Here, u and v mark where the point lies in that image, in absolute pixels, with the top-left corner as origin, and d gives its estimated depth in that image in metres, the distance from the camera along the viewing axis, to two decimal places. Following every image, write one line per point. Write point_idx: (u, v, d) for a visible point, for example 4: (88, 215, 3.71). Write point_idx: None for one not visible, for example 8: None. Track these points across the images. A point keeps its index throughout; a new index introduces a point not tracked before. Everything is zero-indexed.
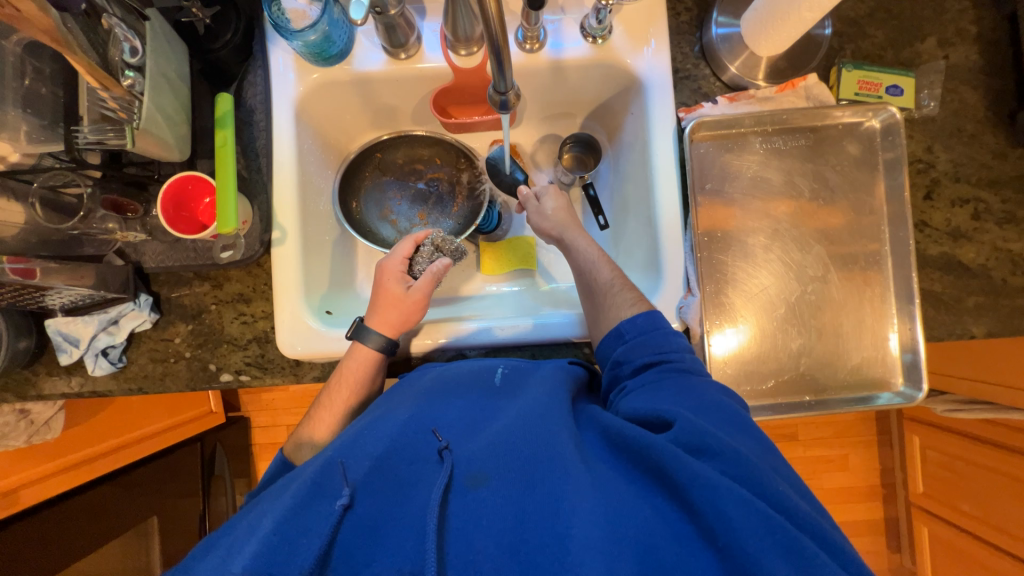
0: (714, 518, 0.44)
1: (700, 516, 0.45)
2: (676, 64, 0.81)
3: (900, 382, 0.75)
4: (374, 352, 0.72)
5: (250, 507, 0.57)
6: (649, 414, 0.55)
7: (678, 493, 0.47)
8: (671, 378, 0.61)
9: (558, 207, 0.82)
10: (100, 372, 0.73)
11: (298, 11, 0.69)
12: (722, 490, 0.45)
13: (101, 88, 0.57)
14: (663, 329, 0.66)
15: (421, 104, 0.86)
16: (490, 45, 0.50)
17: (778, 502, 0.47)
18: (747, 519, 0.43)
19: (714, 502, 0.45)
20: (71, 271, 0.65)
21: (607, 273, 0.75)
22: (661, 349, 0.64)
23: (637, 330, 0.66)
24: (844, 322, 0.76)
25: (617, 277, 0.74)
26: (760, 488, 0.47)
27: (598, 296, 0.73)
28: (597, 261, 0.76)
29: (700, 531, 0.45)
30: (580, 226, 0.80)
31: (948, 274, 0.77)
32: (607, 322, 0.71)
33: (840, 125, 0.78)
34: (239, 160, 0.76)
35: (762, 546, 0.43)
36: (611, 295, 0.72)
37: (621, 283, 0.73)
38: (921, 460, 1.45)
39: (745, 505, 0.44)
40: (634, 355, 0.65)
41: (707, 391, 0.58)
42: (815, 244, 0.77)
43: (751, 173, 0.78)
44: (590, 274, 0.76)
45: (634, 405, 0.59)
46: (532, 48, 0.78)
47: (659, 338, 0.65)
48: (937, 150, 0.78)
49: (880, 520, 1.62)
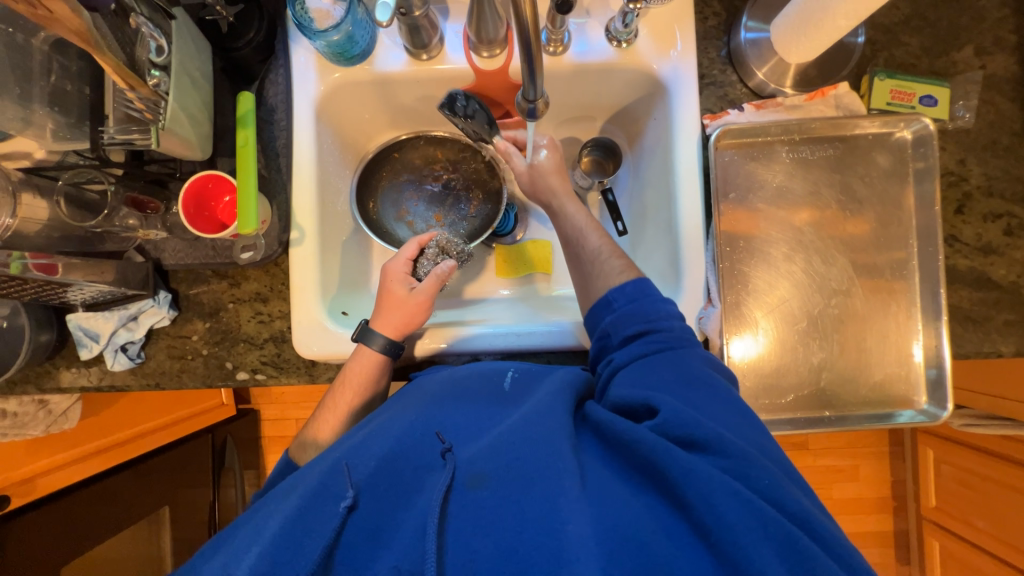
0: (706, 513, 0.44)
1: (693, 511, 0.44)
2: (701, 69, 0.79)
3: (923, 400, 0.73)
4: (387, 353, 0.71)
5: (254, 509, 0.57)
6: (641, 395, 0.54)
7: (670, 491, 0.47)
8: (658, 352, 0.59)
9: (553, 172, 0.78)
10: (119, 367, 0.74)
11: (323, 10, 0.68)
12: (714, 483, 0.45)
13: (127, 88, 0.57)
14: (653, 295, 0.64)
15: (441, 105, 0.85)
16: (522, 50, 0.49)
17: (771, 492, 0.46)
18: (737, 513, 0.43)
19: (707, 500, 0.44)
20: (92, 268, 0.65)
21: (595, 240, 0.73)
22: (650, 318, 0.62)
23: (625, 298, 0.64)
24: (867, 336, 0.74)
25: (605, 243, 0.72)
26: (755, 479, 0.46)
27: (585, 264, 0.72)
28: (585, 229, 0.74)
29: (692, 526, 0.45)
30: (570, 191, 0.78)
31: (977, 291, 0.75)
32: (595, 291, 0.69)
33: (870, 136, 0.76)
34: (259, 159, 0.76)
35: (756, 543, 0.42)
36: (599, 262, 0.71)
37: (609, 250, 0.71)
38: (934, 473, 1.43)
39: (737, 501, 0.44)
40: (621, 326, 0.63)
41: (698, 370, 0.57)
42: (839, 256, 0.76)
43: (776, 183, 0.77)
44: (577, 243, 0.74)
45: (625, 383, 0.57)
46: (556, 51, 0.76)
47: (647, 305, 0.63)
48: (970, 163, 0.76)
49: (889, 532, 1.60)
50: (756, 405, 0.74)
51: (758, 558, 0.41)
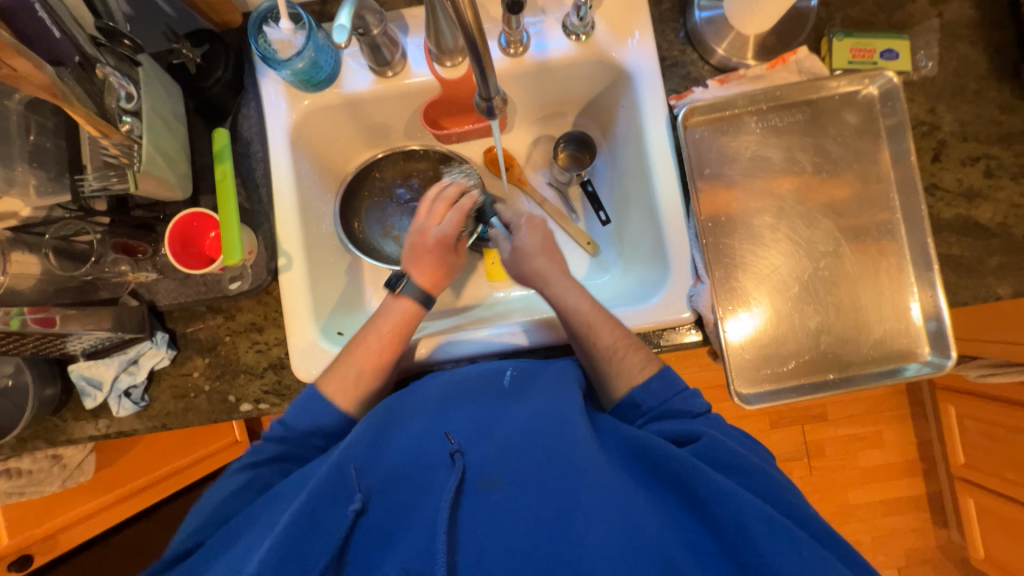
0: (736, 534, 0.45)
1: (721, 528, 0.46)
2: (662, 52, 0.80)
3: (927, 351, 0.73)
4: (417, 305, 0.74)
5: (254, 512, 0.56)
6: (674, 435, 0.57)
7: (698, 505, 0.48)
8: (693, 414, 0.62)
9: (540, 254, 0.76)
10: (125, 413, 0.75)
11: (284, 40, 0.67)
12: (747, 506, 0.46)
13: (101, 136, 0.58)
14: (681, 392, 0.64)
15: (413, 119, 0.87)
16: (468, 49, 0.49)
17: (796, 517, 0.49)
18: (769, 537, 0.44)
19: (735, 518, 0.46)
20: (89, 316, 0.68)
21: (607, 335, 0.67)
22: (688, 413, 0.63)
23: (654, 400, 0.64)
24: (861, 295, 0.74)
25: (618, 338, 0.67)
26: (782, 505, 0.49)
27: (597, 359, 0.67)
28: (594, 323, 0.68)
29: (721, 546, 0.46)
30: (560, 268, 0.75)
31: (966, 236, 0.74)
32: (613, 385, 0.67)
33: (837, 96, 0.76)
34: (240, 192, 0.77)
35: (786, 564, 0.43)
36: (615, 360, 0.66)
37: (625, 345, 0.67)
38: (960, 429, 1.40)
39: (768, 524, 0.45)
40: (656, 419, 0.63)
41: (730, 427, 0.59)
42: (823, 219, 0.76)
43: (750, 154, 0.77)
44: (588, 338, 0.68)
45: (658, 428, 0.60)
46: (516, 53, 0.78)
47: (678, 403, 0.64)
48: (940, 111, 0.76)
49: (922, 494, 1.56)
50: (759, 376, 0.73)
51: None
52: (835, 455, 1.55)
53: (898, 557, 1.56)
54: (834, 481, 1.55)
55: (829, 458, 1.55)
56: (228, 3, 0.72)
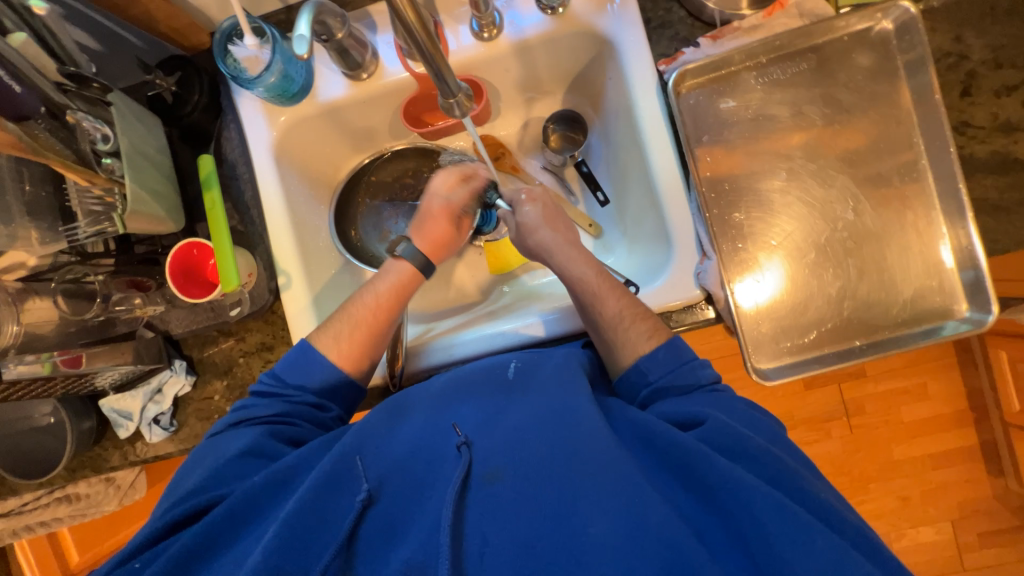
0: (746, 522, 0.44)
1: (732, 518, 0.44)
2: (646, 14, 0.74)
3: (965, 307, 0.67)
4: (417, 270, 0.73)
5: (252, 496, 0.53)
6: (678, 416, 0.54)
7: (706, 492, 0.47)
8: (698, 391, 0.58)
9: (542, 225, 0.73)
10: (156, 438, 0.77)
11: (251, 57, 0.67)
12: (754, 493, 0.44)
13: (85, 182, 0.61)
14: (689, 360, 0.60)
15: (396, 118, 0.85)
16: (419, 52, 0.48)
17: (810, 505, 0.46)
18: (779, 522, 0.42)
19: (744, 505, 0.44)
20: (112, 352, 0.71)
21: (613, 303, 0.65)
22: (688, 386, 0.59)
23: (659, 369, 0.60)
24: (887, 252, 0.69)
25: (624, 306, 0.65)
26: (794, 492, 0.47)
27: (605, 331, 0.65)
28: (600, 292, 0.66)
29: (730, 533, 0.44)
30: (564, 237, 0.72)
31: (1004, 176, 0.67)
32: (619, 359, 0.63)
33: (844, 37, 0.70)
34: (233, 216, 0.77)
35: (796, 551, 0.41)
36: (620, 330, 0.64)
37: (630, 313, 0.64)
38: (1013, 375, 1.29)
39: (777, 510, 0.43)
40: (658, 394, 0.60)
41: (736, 404, 0.56)
42: (838, 174, 0.70)
43: (752, 113, 0.71)
44: (593, 307, 0.66)
45: (664, 408, 0.56)
46: (490, 36, 0.74)
47: (685, 372, 0.60)
48: (967, 38, 0.68)
49: (975, 446, 1.42)
50: (779, 349, 0.69)
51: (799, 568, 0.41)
52: (876, 412, 1.43)
53: (951, 510, 1.41)
54: (876, 439, 1.43)
55: (871, 416, 1.43)
56: (194, 27, 0.72)
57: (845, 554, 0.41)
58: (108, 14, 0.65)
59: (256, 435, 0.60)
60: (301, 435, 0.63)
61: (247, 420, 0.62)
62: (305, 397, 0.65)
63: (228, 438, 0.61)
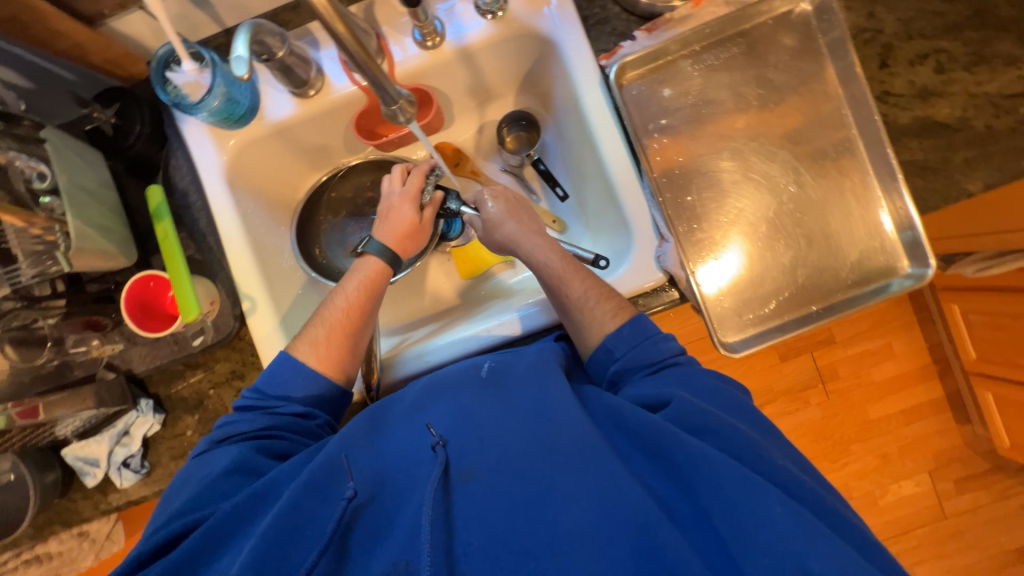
0: (711, 496, 0.45)
1: (700, 493, 0.46)
2: (583, 12, 0.76)
3: (906, 264, 0.71)
4: (384, 266, 0.72)
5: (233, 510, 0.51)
6: (647, 398, 0.56)
7: (675, 470, 0.48)
8: (666, 368, 0.60)
9: (507, 217, 0.74)
10: (128, 483, 0.74)
11: (191, 82, 0.66)
12: (719, 469, 0.46)
13: (24, 223, 0.59)
14: (653, 334, 0.62)
15: (349, 133, 0.85)
16: (351, 61, 0.48)
17: (774, 478, 0.48)
18: (742, 494, 0.44)
19: (709, 480, 0.46)
20: (72, 398, 0.68)
21: (577, 283, 0.67)
22: (653, 361, 0.61)
23: (624, 344, 0.62)
24: (831, 219, 0.72)
25: (588, 285, 0.67)
26: (757, 462, 0.48)
27: (571, 311, 0.66)
28: (565, 274, 0.68)
29: (697, 507, 0.46)
30: (527, 225, 0.73)
31: (927, 139, 0.71)
32: (587, 338, 0.65)
33: (770, 21, 0.74)
34: (189, 245, 0.76)
35: (758, 520, 0.43)
36: (585, 309, 0.65)
37: (595, 292, 0.66)
38: (965, 326, 1.37)
39: (738, 481, 0.45)
40: (627, 374, 0.61)
41: (702, 379, 0.57)
42: (779, 150, 0.74)
43: (693, 100, 0.75)
44: (559, 288, 0.68)
45: (635, 392, 0.58)
46: (434, 44, 0.75)
47: (649, 347, 0.61)
48: (880, 14, 0.73)
49: (942, 397, 1.50)
50: (743, 322, 0.72)
51: (762, 537, 0.42)
52: (848, 374, 1.49)
53: (926, 461, 1.48)
54: (850, 401, 1.49)
55: (843, 380, 1.49)
56: (129, 56, 0.70)
57: (805, 521, 0.43)
58: (30, 49, 0.64)
59: (242, 449, 0.59)
60: (288, 449, 0.62)
61: (230, 435, 0.61)
62: (290, 408, 0.63)
63: (209, 457, 0.60)
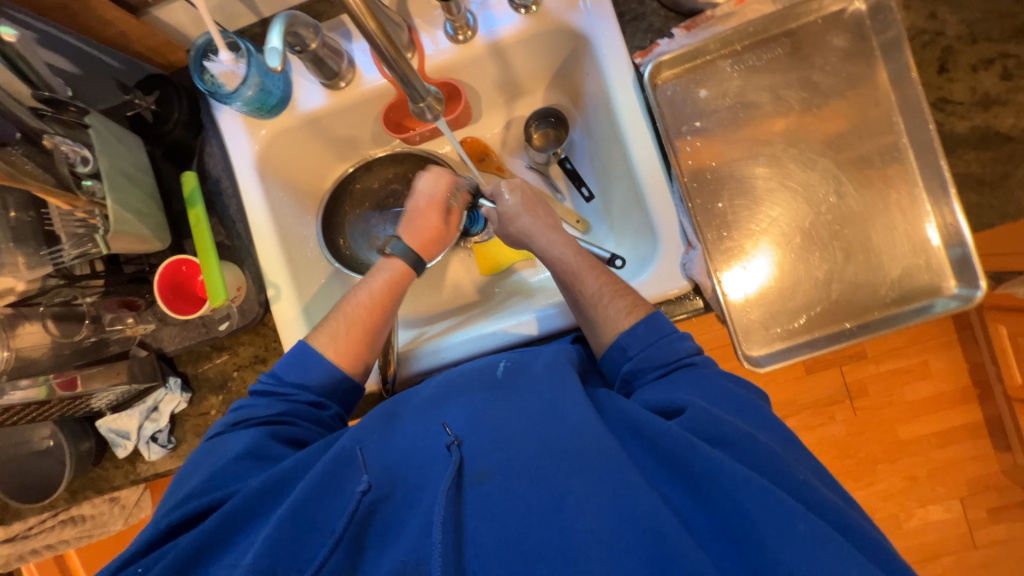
0: (732, 512, 0.44)
1: (720, 507, 0.44)
2: (619, 7, 0.74)
3: (952, 284, 0.67)
4: (407, 268, 0.73)
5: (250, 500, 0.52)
6: (663, 403, 0.54)
7: (694, 483, 0.47)
8: (680, 369, 0.58)
9: (522, 211, 0.73)
10: (155, 456, 0.77)
11: (227, 72, 0.67)
12: (742, 485, 0.44)
13: (67, 205, 0.62)
14: (669, 333, 0.60)
15: (377, 125, 0.85)
16: (379, 55, 0.48)
17: (798, 495, 0.46)
18: (765, 510, 0.42)
19: (729, 495, 0.44)
20: (107, 372, 0.71)
21: (592, 283, 0.66)
22: (669, 360, 0.59)
23: (639, 343, 0.60)
24: (873, 232, 0.68)
25: (605, 283, 0.66)
26: (778, 477, 0.46)
27: (585, 310, 0.66)
28: (578, 271, 0.68)
29: (717, 522, 0.44)
30: (546, 223, 0.72)
31: (986, 150, 0.66)
32: (601, 339, 0.64)
33: (819, 20, 0.70)
34: (219, 231, 0.78)
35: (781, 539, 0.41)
36: (600, 307, 0.64)
37: (611, 291, 0.65)
38: (1013, 349, 1.28)
39: (762, 500, 0.43)
40: (641, 373, 0.60)
41: (718, 382, 0.55)
42: (821, 157, 0.70)
43: (730, 102, 0.72)
44: (573, 285, 0.67)
45: (650, 396, 0.56)
46: (465, 38, 0.74)
47: (664, 346, 0.60)
48: (942, 14, 0.68)
49: (981, 422, 1.41)
50: (770, 335, 0.69)
51: (787, 557, 0.40)
52: (880, 392, 1.42)
53: (959, 488, 1.41)
54: (880, 421, 1.42)
55: (874, 397, 1.42)
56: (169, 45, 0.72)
57: (830, 541, 0.41)
58: (77, 36, 0.66)
59: (255, 435, 0.60)
60: (300, 434, 0.63)
61: (243, 420, 0.63)
62: (304, 396, 0.65)
63: (222, 441, 0.61)
